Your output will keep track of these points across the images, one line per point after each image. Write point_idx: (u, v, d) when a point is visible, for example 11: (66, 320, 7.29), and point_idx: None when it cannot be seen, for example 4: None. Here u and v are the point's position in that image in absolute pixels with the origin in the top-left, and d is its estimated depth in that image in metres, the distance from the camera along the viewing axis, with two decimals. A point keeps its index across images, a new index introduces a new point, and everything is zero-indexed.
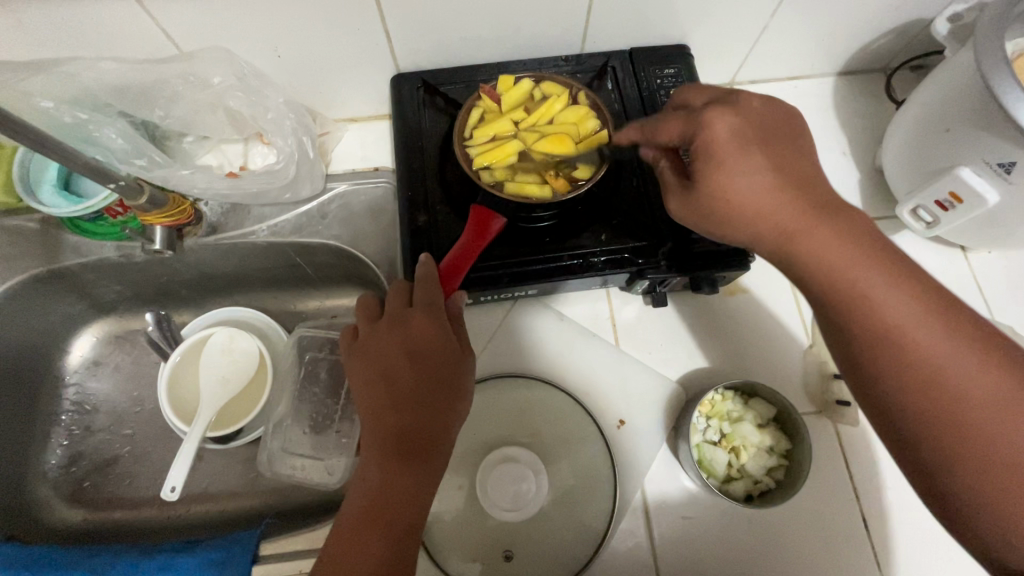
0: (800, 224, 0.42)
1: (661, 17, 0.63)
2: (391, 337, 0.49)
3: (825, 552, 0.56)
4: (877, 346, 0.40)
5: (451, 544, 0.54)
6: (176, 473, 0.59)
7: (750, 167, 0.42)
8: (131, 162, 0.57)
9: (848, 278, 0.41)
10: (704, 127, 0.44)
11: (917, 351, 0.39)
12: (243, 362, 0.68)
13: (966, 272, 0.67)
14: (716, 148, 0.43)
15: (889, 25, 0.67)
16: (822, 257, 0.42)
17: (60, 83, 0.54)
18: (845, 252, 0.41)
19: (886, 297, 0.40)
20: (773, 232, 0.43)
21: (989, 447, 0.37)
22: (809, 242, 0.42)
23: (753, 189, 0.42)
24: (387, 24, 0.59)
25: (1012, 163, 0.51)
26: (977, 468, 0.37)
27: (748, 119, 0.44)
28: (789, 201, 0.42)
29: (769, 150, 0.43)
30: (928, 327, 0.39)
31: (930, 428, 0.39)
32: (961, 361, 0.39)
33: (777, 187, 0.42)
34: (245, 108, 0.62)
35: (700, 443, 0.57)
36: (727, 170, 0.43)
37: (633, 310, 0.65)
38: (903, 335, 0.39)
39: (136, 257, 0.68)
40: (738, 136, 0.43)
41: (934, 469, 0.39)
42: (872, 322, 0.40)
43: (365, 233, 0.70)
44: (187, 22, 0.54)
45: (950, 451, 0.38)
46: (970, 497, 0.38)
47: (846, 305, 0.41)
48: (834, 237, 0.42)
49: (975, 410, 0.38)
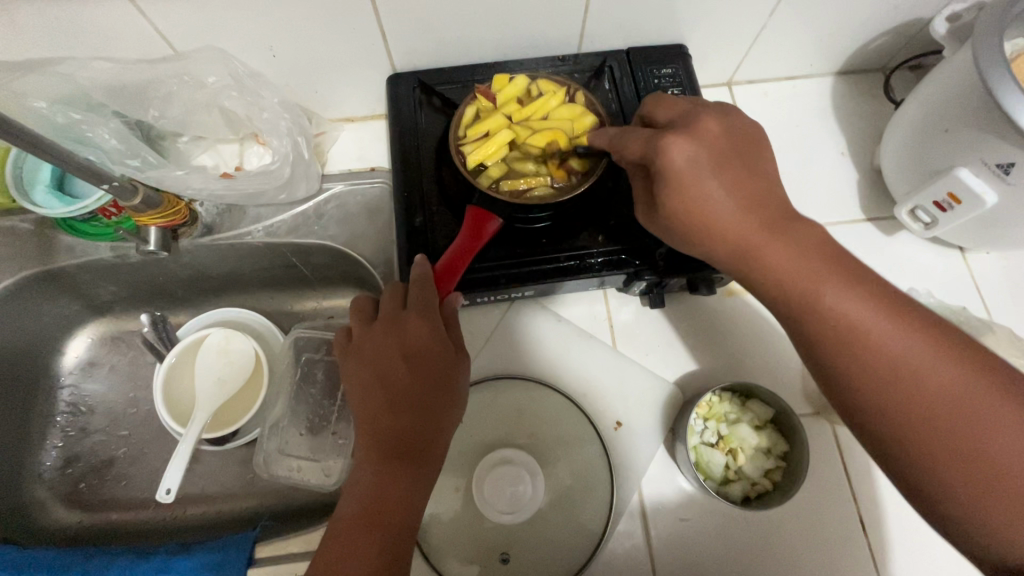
0: (760, 238, 0.42)
1: (658, 16, 0.63)
2: (386, 339, 0.48)
3: (823, 554, 0.56)
4: (841, 354, 0.40)
5: (447, 546, 0.54)
6: (171, 476, 0.59)
7: (706, 186, 0.42)
8: (124, 163, 0.56)
9: (810, 291, 0.41)
10: (661, 152, 0.43)
11: (882, 356, 0.39)
12: (239, 363, 0.68)
13: (964, 273, 0.67)
14: (673, 174, 0.42)
15: (888, 25, 0.67)
16: (781, 269, 0.42)
17: (54, 83, 0.54)
18: (806, 263, 0.41)
19: (848, 306, 0.40)
20: (734, 249, 0.43)
21: (968, 448, 0.37)
22: (766, 256, 0.42)
23: (711, 209, 0.42)
24: (383, 24, 0.58)
25: (1010, 164, 0.50)
26: (958, 471, 0.37)
27: (704, 140, 0.43)
28: (743, 219, 0.43)
29: (726, 169, 0.43)
30: (890, 331, 0.39)
31: (908, 435, 0.38)
32: (931, 364, 0.38)
33: (735, 203, 0.43)
34: (241, 108, 0.61)
35: (697, 445, 0.56)
36: (683, 196, 0.43)
37: (630, 311, 0.65)
38: (865, 341, 0.40)
39: (131, 258, 0.68)
40: (693, 159, 0.42)
41: (916, 474, 0.38)
42: (837, 333, 0.40)
43: (362, 234, 0.69)
44: (182, 22, 0.54)
45: (929, 457, 0.38)
46: (956, 503, 0.37)
47: (807, 314, 0.41)
48: (792, 250, 0.42)
49: (949, 412, 0.37)
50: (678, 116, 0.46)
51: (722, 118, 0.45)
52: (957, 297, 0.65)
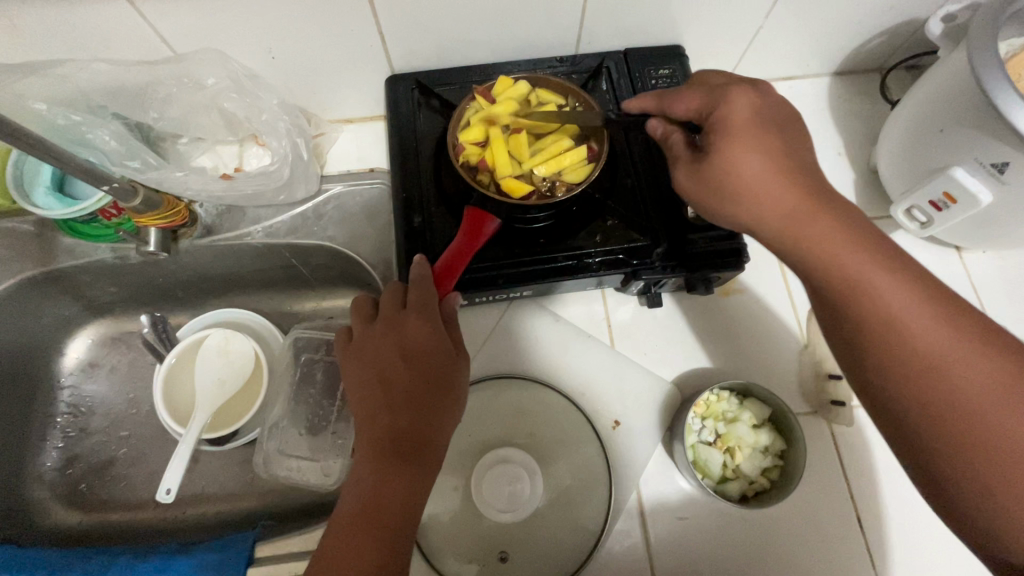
0: (808, 214, 0.43)
1: (656, 18, 0.63)
2: (384, 340, 0.49)
3: (820, 551, 0.56)
4: (873, 335, 0.40)
5: (447, 545, 0.54)
6: (171, 476, 0.59)
7: (758, 146, 0.44)
8: (124, 164, 0.56)
9: (850, 270, 0.41)
10: (722, 102, 0.46)
11: (915, 342, 0.39)
12: (238, 363, 0.68)
13: (961, 272, 0.67)
14: (727, 123, 0.45)
15: (883, 26, 0.67)
16: (821, 245, 0.42)
17: (54, 85, 0.54)
18: (849, 244, 0.42)
19: (889, 291, 0.40)
20: (776, 219, 0.43)
21: (998, 445, 0.36)
22: (805, 230, 0.43)
23: (764, 168, 0.43)
24: (382, 26, 0.59)
25: (1005, 163, 0.51)
26: (983, 468, 0.36)
27: (758, 104, 0.46)
28: (795, 188, 0.43)
29: (779, 136, 0.45)
30: (928, 317, 0.39)
31: (934, 424, 0.38)
32: (967, 356, 0.38)
33: (786, 176, 0.44)
34: (240, 109, 0.62)
35: (695, 443, 0.57)
36: (737, 148, 0.44)
37: (628, 310, 0.65)
38: (901, 326, 0.39)
39: (131, 259, 0.68)
40: (754, 116, 0.45)
41: (939, 466, 0.38)
42: (875, 315, 0.40)
43: (361, 235, 0.70)
44: (181, 24, 0.54)
45: (955, 451, 0.37)
46: (978, 499, 0.36)
47: (842, 294, 0.41)
48: (837, 229, 0.42)
49: (982, 406, 0.37)
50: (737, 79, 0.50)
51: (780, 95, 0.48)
52: None
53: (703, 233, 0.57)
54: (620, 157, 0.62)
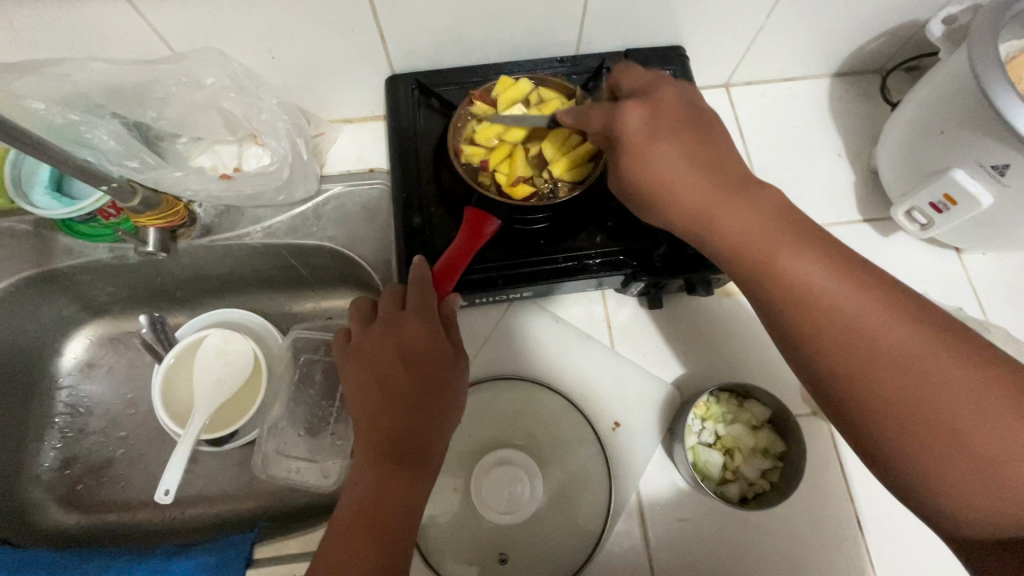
0: (714, 203, 0.42)
1: (657, 18, 0.63)
2: (383, 341, 0.49)
3: (819, 553, 0.56)
4: (800, 321, 0.39)
5: (446, 547, 0.54)
6: (170, 477, 0.59)
7: (658, 151, 0.43)
8: (124, 164, 0.56)
9: (766, 255, 0.40)
10: (618, 117, 0.44)
11: (841, 323, 0.38)
12: (237, 364, 0.68)
13: (961, 274, 0.67)
14: (627, 139, 0.44)
15: (884, 27, 0.67)
16: (737, 235, 0.41)
17: (53, 84, 0.54)
18: (761, 226, 0.40)
19: (807, 269, 0.39)
20: (688, 216, 0.43)
21: (935, 417, 0.35)
22: (720, 221, 0.41)
23: (665, 167, 0.43)
24: (382, 26, 0.59)
25: (1005, 166, 0.51)
26: (920, 444, 0.35)
27: (656, 107, 0.44)
28: (698, 185, 0.42)
29: (679, 133, 0.43)
30: (850, 294, 0.38)
31: (874, 406, 0.36)
32: (895, 331, 0.37)
33: (693, 170, 0.42)
34: (238, 108, 0.61)
35: (695, 445, 0.56)
36: (642, 156, 0.43)
37: (628, 312, 0.65)
38: (823, 307, 0.38)
39: (130, 259, 0.68)
40: (649, 121, 0.44)
41: (883, 448, 0.37)
42: (799, 299, 0.39)
43: (361, 235, 0.70)
44: (180, 23, 0.54)
45: (896, 427, 0.36)
46: (929, 480, 0.35)
47: (763, 280, 0.40)
48: (748, 212, 0.41)
49: (915, 381, 0.35)
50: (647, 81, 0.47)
51: (680, 91, 0.46)
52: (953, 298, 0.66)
53: None
54: None
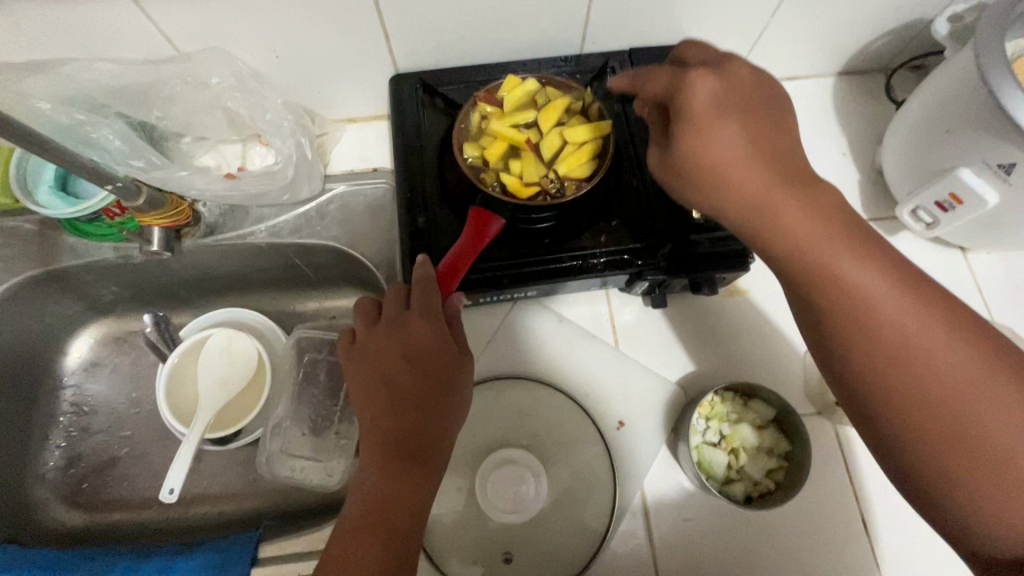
0: (777, 197, 0.40)
1: (661, 16, 0.63)
2: (389, 341, 0.49)
3: (824, 553, 0.56)
4: (855, 333, 0.39)
5: (451, 546, 0.54)
6: (174, 476, 0.59)
7: (726, 131, 0.40)
8: (129, 164, 0.57)
9: (825, 263, 0.39)
10: (686, 87, 0.41)
11: (896, 337, 0.38)
12: (241, 363, 0.68)
13: (966, 273, 0.67)
14: (692, 110, 0.40)
15: (889, 26, 0.67)
16: (799, 237, 0.40)
17: (58, 83, 0.55)
18: (819, 226, 0.40)
19: (865, 282, 0.38)
20: (746, 206, 0.41)
21: (968, 434, 0.36)
22: (780, 217, 0.40)
23: (728, 155, 0.40)
24: (386, 25, 0.58)
25: (1012, 165, 0.51)
26: (962, 465, 0.36)
27: (726, 81, 0.42)
28: (761, 174, 0.40)
29: (747, 117, 0.41)
30: (907, 310, 0.38)
31: (916, 425, 0.37)
32: (948, 353, 0.37)
33: (756, 157, 0.41)
34: (243, 108, 0.62)
35: (699, 445, 0.56)
36: (706, 133, 0.40)
37: (632, 311, 0.65)
38: (879, 320, 0.38)
39: (134, 259, 0.68)
40: (717, 98, 0.41)
41: (916, 464, 0.38)
42: (854, 310, 0.39)
43: (365, 234, 0.70)
44: (184, 22, 0.54)
45: (929, 441, 0.37)
46: (960, 498, 0.36)
47: (818, 288, 0.40)
48: (807, 211, 0.40)
49: (962, 402, 0.36)
50: (710, 58, 0.45)
51: (754, 70, 0.44)
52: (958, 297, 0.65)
53: (707, 234, 0.57)
54: (624, 157, 0.62)
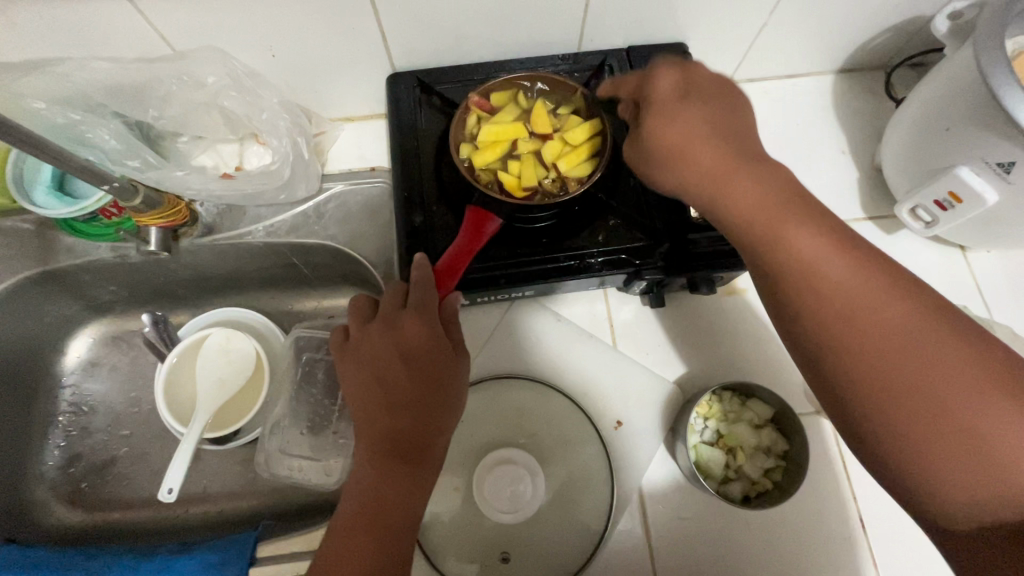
0: (730, 169, 0.42)
1: (659, 14, 0.63)
2: (383, 341, 0.48)
3: (821, 552, 0.56)
4: (801, 294, 0.39)
5: (448, 545, 0.54)
6: (173, 476, 0.59)
7: (683, 115, 0.44)
8: (124, 164, 0.56)
9: (771, 227, 0.40)
10: (651, 82, 0.47)
11: (841, 295, 0.37)
12: (239, 363, 0.68)
13: (965, 271, 0.67)
14: (655, 100, 0.46)
15: (889, 23, 0.66)
16: (747, 204, 0.41)
17: (52, 83, 0.54)
18: (765, 195, 0.41)
19: (809, 242, 0.39)
20: (702, 180, 0.43)
21: (917, 392, 0.35)
22: (735, 188, 0.42)
23: (683, 133, 0.43)
24: (383, 24, 0.58)
25: (1011, 163, 0.50)
26: (913, 423, 0.35)
27: (690, 78, 0.47)
28: (718, 150, 0.43)
29: (707, 104, 0.45)
30: (850, 269, 0.38)
31: (863, 384, 0.36)
32: (894, 311, 0.36)
33: (707, 132, 0.43)
34: (240, 108, 0.61)
35: (697, 444, 0.56)
36: (664, 117, 0.44)
37: (630, 310, 0.65)
38: (825, 279, 0.38)
39: (132, 258, 0.68)
40: (679, 89, 0.46)
41: (870, 427, 0.36)
42: (798, 272, 0.39)
43: (363, 233, 0.70)
44: (179, 21, 0.54)
45: (878, 399, 0.36)
46: (918, 463, 0.34)
47: (767, 252, 0.40)
48: (759, 183, 0.41)
49: (910, 359, 0.35)
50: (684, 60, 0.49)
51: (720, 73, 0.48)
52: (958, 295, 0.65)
53: (705, 233, 0.57)
54: (622, 156, 0.62)
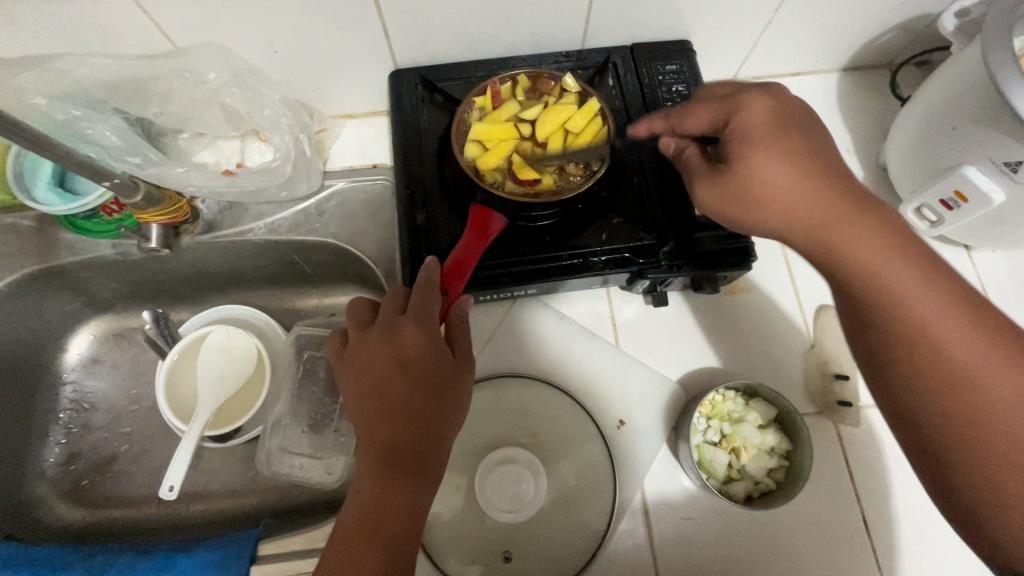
0: (831, 218, 0.42)
1: (664, 12, 0.62)
2: (381, 348, 0.48)
3: (824, 551, 0.56)
4: (897, 339, 0.40)
5: (450, 544, 0.54)
6: (174, 473, 0.59)
7: (779, 154, 0.42)
8: (126, 160, 0.56)
9: (877, 273, 0.41)
10: (739, 111, 0.44)
11: (939, 344, 0.39)
12: (239, 359, 0.68)
13: (971, 271, 0.66)
14: (745, 132, 0.43)
15: (894, 21, 0.66)
16: (856, 252, 0.41)
17: (50, 79, 0.53)
18: (873, 244, 0.41)
19: (915, 292, 0.40)
20: (803, 223, 0.42)
21: (1011, 453, 0.36)
22: (837, 233, 0.42)
23: (779, 175, 0.42)
24: (385, 20, 0.58)
25: (1018, 163, 0.50)
26: (996, 472, 0.36)
27: (777, 105, 0.44)
28: (819, 193, 0.42)
29: (805, 139, 0.43)
30: (952, 321, 0.39)
31: (948, 429, 0.38)
32: (987, 365, 0.38)
33: (806, 176, 0.42)
34: (242, 104, 0.61)
35: (700, 444, 0.56)
36: (754, 157, 0.43)
37: (633, 309, 0.65)
38: (926, 327, 0.39)
39: (132, 256, 0.68)
40: (772, 121, 0.43)
41: (950, 470, 0.38)
42: (901, 316, 0.40)
43: (364, 230, 0.69)
44: (179, 17, 0.53)
45: (971, 452, 0.37)
46: (997, 509, 0.37)
47: (870, 296, 0.41)
48: (868, 233, 0.41)
49: (1001, 413, 0.37)
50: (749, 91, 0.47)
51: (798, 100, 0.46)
52: None
53: (710, 232, 0.56)
54: (626, 153, 0.61)
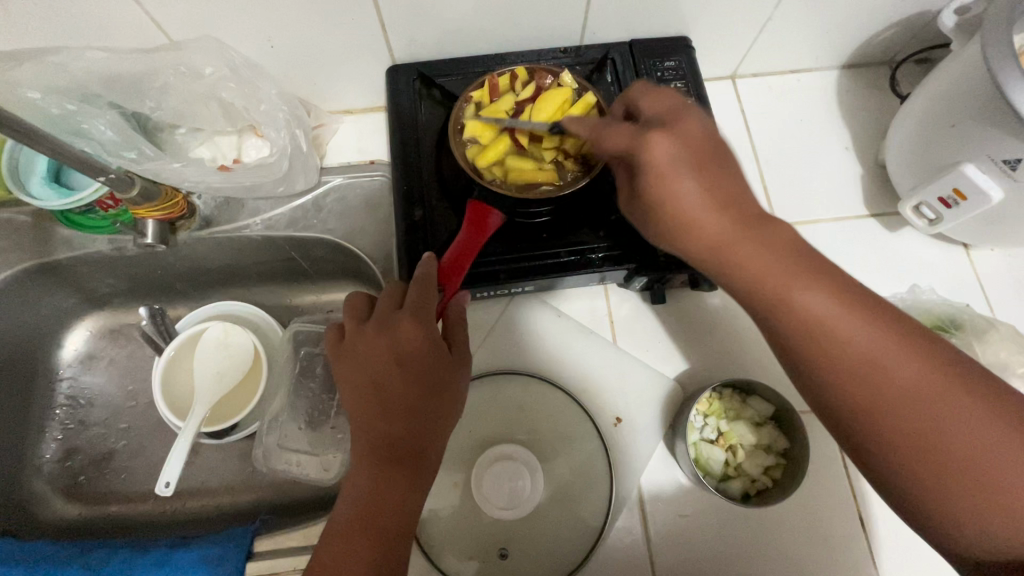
0: (736, 238, 0.40)
1: (663, 9, 0.62)
2: (378, 341, 0.47)
3: (820, 549, 0.56)
4: (816, 359, 0.39)
5: (445, 541, 0.54)
6: (170, 469, 0.59)
7: (685, 183, 0.40)
8: (121, 155, 0.56)
9: (780, 295, 0.39)
10: (643, 146, 0.42)
11: (858, 355, 0.38)
12: (237, 356, 0.67)
13: (969, 270, 0.66)
14: (654, 169, 0.41)
15: (894, 18, 0.66)
16: (762, 273, 0.40)
17: (48, 73, 0.53)
18: (776, 262, 0.40)
19: (822, 307, 0.39)
20: (710, 248, 0.41)
21: (942, 455, 0.36)
22: (742, 257, 0.40)
23: (690, 203, 0.40)
24: (383, 15, 0.58)
25: (1017, 161, 0.50)
26: (933, 477, 0.36)
27: (677, 134, 0.41)
28: (723, 216, 0.40)
29: (705, 161, 0.41)
30: (864, 330, 0.38)
31: (883, 440, 0.38)
32: (904, 368, 0.37)
33: (710, 201, 0.40)
34: (238, 99, 0.60)
35: (697, 441, 0.56)
36: (669, 191, 0.40)
37: (631, 306, 0.65)
38: (840, 342, 0.38)
39: (129, 252, 0.67)
40: (675, 148, 0.41)
41: (893, 478, 0.38)
42: (814, 335, 0.39)
43: (362, 227, 0.69)
44: (176, 11, 0.53)
45: (904, 460, 0.37)
46: (943, 513, 0.36)
47: (779, 317, 0.40)
48: (767, 250, 0.40)
49: (928, 416, 0.37)
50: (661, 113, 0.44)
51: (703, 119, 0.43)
52: (960, 294, 0.65)
53: None
54: None
